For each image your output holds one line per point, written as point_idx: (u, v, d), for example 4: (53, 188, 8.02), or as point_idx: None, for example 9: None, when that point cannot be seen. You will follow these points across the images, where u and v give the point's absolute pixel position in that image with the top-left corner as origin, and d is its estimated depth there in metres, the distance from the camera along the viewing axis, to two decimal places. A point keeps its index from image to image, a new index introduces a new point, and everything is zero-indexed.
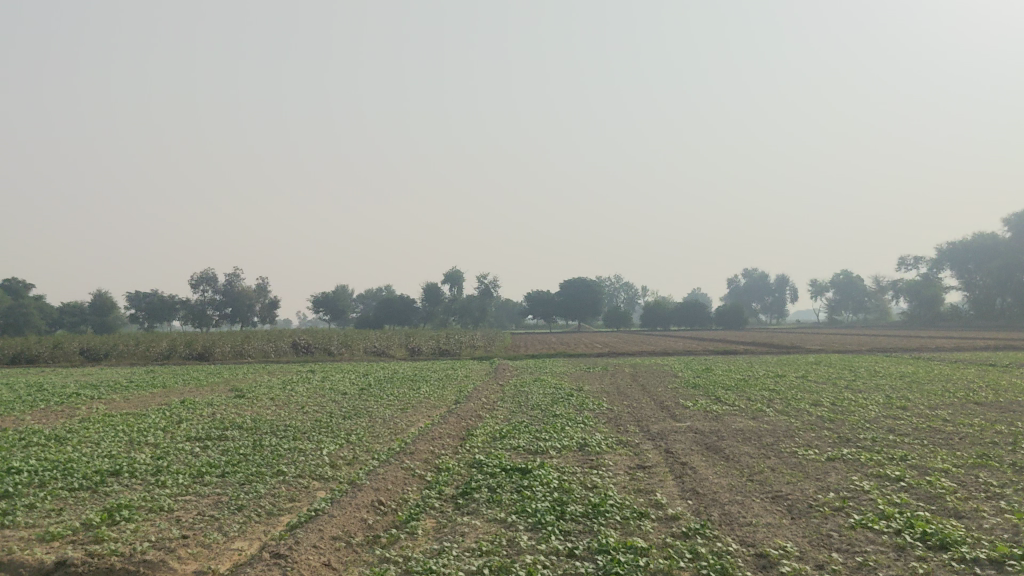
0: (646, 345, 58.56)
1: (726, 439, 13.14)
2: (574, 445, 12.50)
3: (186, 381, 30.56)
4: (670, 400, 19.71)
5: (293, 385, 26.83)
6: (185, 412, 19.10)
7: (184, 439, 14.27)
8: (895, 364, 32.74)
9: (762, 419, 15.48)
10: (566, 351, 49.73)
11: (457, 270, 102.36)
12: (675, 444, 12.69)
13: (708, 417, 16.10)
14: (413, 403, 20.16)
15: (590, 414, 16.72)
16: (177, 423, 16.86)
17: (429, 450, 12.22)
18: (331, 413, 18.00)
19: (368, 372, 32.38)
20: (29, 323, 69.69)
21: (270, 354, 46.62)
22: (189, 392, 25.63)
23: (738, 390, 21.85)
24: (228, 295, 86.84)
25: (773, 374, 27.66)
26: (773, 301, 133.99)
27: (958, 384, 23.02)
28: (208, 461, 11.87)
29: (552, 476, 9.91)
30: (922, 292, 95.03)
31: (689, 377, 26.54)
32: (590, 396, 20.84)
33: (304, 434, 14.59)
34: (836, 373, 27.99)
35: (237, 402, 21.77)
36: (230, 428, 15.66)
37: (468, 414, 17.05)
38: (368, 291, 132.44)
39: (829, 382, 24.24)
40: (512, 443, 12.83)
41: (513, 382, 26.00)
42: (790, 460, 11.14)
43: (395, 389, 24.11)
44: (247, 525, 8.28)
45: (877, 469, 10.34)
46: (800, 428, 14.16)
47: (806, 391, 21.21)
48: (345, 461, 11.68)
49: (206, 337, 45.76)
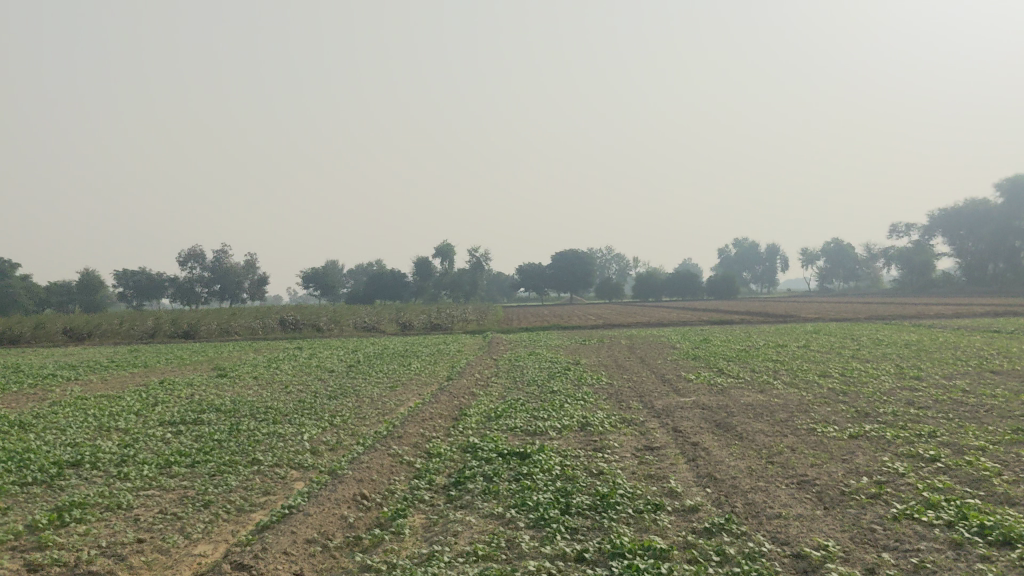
0: (640, 316, 57.63)
1: (737, 415, 12.24)
2: (575, 426, 11.59)
3: (169, 361, 29.58)
4: (671, 373, 18.82)
5: (279, 364, 25.90)
6: (163, 393, 18.15)
7: (157, 424, 13.32)
8: (898, 332, 31.89)
9: (772, 393, 14.63)
10: (560, 323, 48.85)
11: (447, 244, 101.20)
12: (683, 422, 11.79)
13: (714, 391, 15.22)
14: (402, 380, 19.21)
15: (589, 390, 15.80)
16: (152, 407, 15.91)
17: (419, 433, 11.31)
18: (316, 393, 17.05)
19: (357, 349, 31.38)
20: (14, 303, 68.48)
21: (258, 332, 45.57)
22: (171, 372, 24.62)
23: (742, 362, 20.94)
24: (216, 272, 85.79)
25: (774, 344, 26.85)
26: (765, 270, 133.31)
27: (967, 352, 22.24)
28: (177, 449, 10.93)
29: (555, 461, 9.01)
30: (914, 259, 94.27)
31: (689, 349, 25.65)
32: (588, 370, 19.97)
33: (287, 416, 13.66)
34: (838, 342, 27.14)
35: (219, 381, 20.79)
36: (207, 412, 14.71)
37: (461, 392, 16.13)
38: (358, 265, 131.31)
39: (834, 352, 23.38)
40: (508, 424, 11.91)
41: (507, 357, 25.04)
42: (810, 439, 10.26)
43: (384, 365, 23.17)
44: (214, 526, 7.39)
45: (907, 448, 9.46)
46: (814, 402, 13.28)
47: (811, 362, 20.39)
48: (327, 448, 10.76)
49: (191, 315, 44.78)
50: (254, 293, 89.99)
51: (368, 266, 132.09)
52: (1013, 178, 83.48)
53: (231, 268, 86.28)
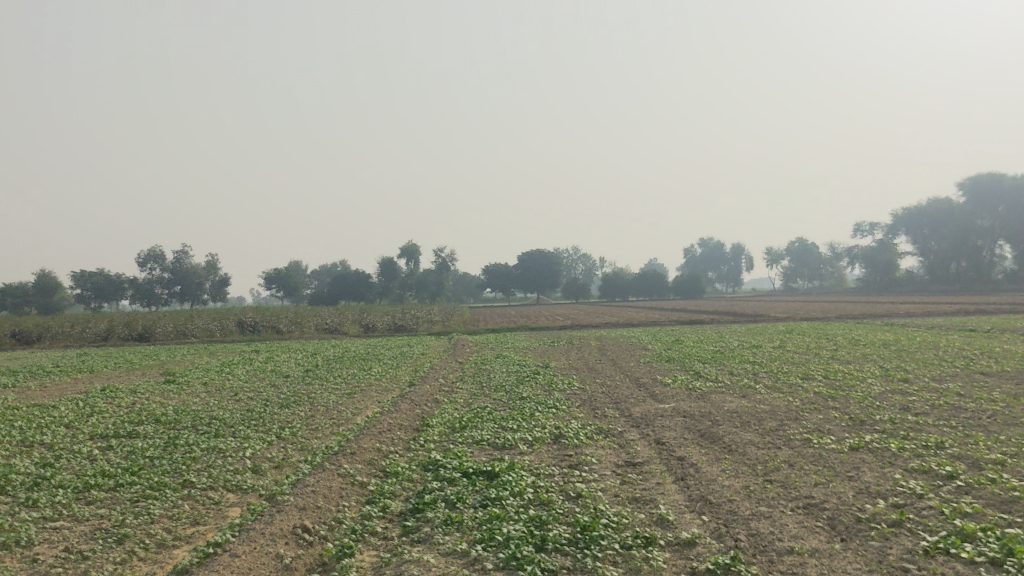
0: (608, 316, 56.88)
1: (723, 424, 11.28)
2: (547, 438, 10.54)
3: (119, 365, 28.10)
4: (646, 376, 17.83)
5: (234, 368, 24.59)
6: (102, 402, 16.82)
7: (86, 439, 12.02)
8: (872, 331, 31.25)
9: (756, 398, 13.66)
10: (526, 324, 47.88)
11: (413, 244, 99.79)
12: (665, 432, 10.77)
13: (694, 396, 14.24)
14: (360, 386, 18.01)
15: (561, 396, 14.75)
16: (87, 417, 14.56)
17: (374, 448, 10.18)
18: (267, 401, 15.81)
19: (317, 351, 30.13)
20: None
21: (215, 334, 44.15)
22: (117, 378, 23.24)
23: (719, 364, 20.04)
24: (177, 273, 83.83)
25: (749, 345, 26.04)
26: (730, 269, 133.38)
27: (949, 351, 21.55)
28: (102, 468, 9.69)
29: (526, 481, 7.95)
30: (878, 258, 94.57)
31: (662, 350, 24.71)
32: (557, 374, 18.94)
33: (231, 429, 12.43)
34: (814, 342, 26.37)
35: (165, 389, 19.41)
36: (145, 422, 13.42)
37: (423, 399, 15.00)
38: (322, 265, 129.49)
39: (812, 352, 22.53)
40: (473, 436, 10.81)
41: (472, 360, 23.95)
42: (808, 453, 9.29)
43: (344, 370, 21.98)
44: (124, 569, 6.23)
45: (917, 462, 8.54)
46: (803, 409, 12.31)
47: (791, 363, 19.55)
48: (271, 466, 9.65)
49: (146, 316, 43.19)
50: (216, 294, 88.02)
51: (331, 267, 130.25)
52: (975, 177, 83.73)
53: (191, 268, 84.63)
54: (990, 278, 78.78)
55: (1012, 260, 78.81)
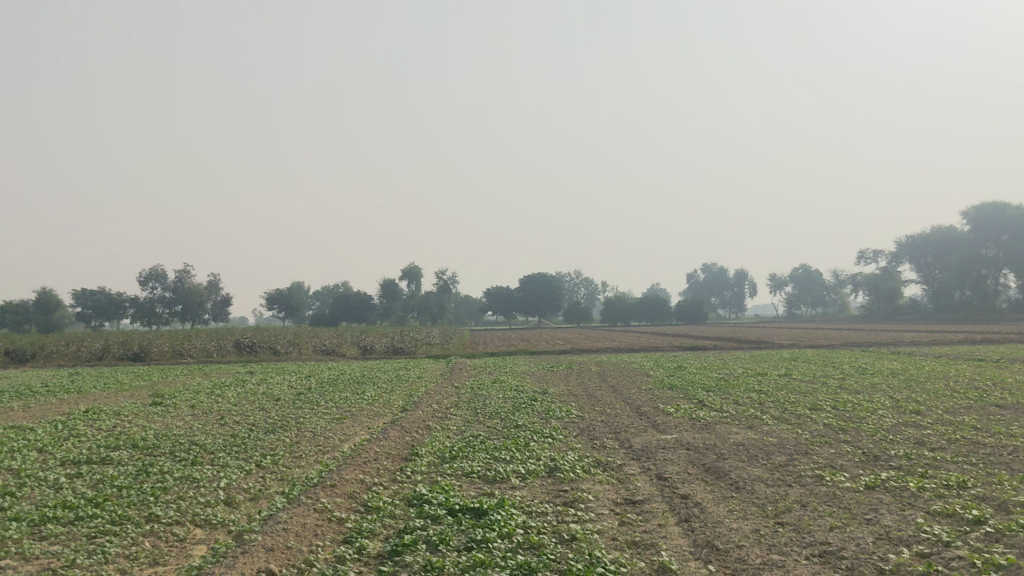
0: (611, 341, 56.20)
1: (728, 458, 10.65)
2: (541, 470, 9.92)
3: (107, 386, 27.40)
4: (648, 404, 17.18)
5: (223, 390, 23.90)
6: (82, 425, 16.16)
7: (56, 464, 11.35)
8: (878, 360, 30.53)
9: (763, 430, 13.02)
10: (527, 348, 47.22)
11: (414, 266, 99.21)
12: (667, 466, 10.15)
13: (698, 426, 13.60)
14: (351, 411, 17.35)
15: (559, 424, 14.10)
16: (63, 441, 13.89)
17: (357, 479, 9.56)
18: (251, 426, 15.15)
19: (311, 374, 29.45)
20: None
21: (212, 354, 43.53)
22: (103, 399, 22.56)
23: (723, 392, 19.38)
24: (178, 292, 83.27)
25: (753, 372, 25.39)
26: (733, 295, 132.69)
27: (960, 382, 20.88)
28: (65, 497, 9.06)
29: (516, 520, 7.32)
30: (881, 286, 93.84)
31: (664, 376, 24.04)
32: (556, 401, 18.27)
33: (210, 456, 11.80)
34: (820, 371, 25.66)
35: (150, 411, 18.73)
36: (122, 448, 12.75)
37: (415, 425, 14.37)
38: (323, 287, 128.93)
39: (819, 381, 21.86)
40: (462, 467, 10.19)
41: (469, 384, 23.33)
42: (821, 492, 8.66)
43: (335, 393, 21.30)
44: None
45: (940, 504, 7.90)
46: (813, 442, 11.67)
47: (797, 393, 18.90)
48: (246, 499, 9.04)
49: (141, 335, 42.51)
50: (217, 315, 87.46)
51: (333, 288, 129.70)
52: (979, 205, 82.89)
53: (192, 288, 84.01)
54: (994, 307, 78.00)
55: (1017, 289, 77.98)
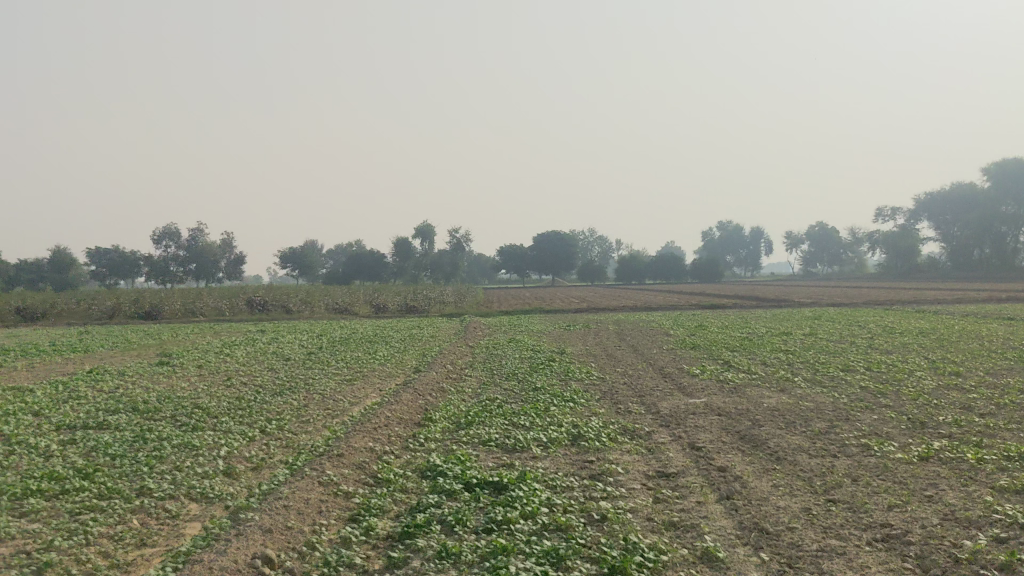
0: (628, 299, 55.44)
1: (765, 425, 9.92)
2: (564, 439, 9.21)
3: (116, 345, 26.83)
4: (672, 366, 16.46)
5: (233, 349, 23.29)
6: (84, 386, 15.57)
7: (52, 430, 10.72)
8: (905, 319, 29.63)
9: (797, 393, 12.28)
10: (542, 307, 46.49)
11: (427, 224, 98.35)
12: (699, 434, 9.44)
13: (727, 390, 12.86)
14: (363, 372, 16.69)
15: (579, 387, 13.41)
16: (63, 403, 13.29)
17: (366, 448, 8.88)
18: (259, 387, 14.51)
19: (323, 332, 28.90)
20: None
21: (224, 313, 43.07)
22: (110, 359, 21.97)
23: (749, 352, 18.63)
24: (192, 251, 82.73)
25: (776, 331, 24.60)
26: (748, 254, 131.42)
27: (995, 342, 20.05)
28: (53, 467, 8.42)
29: (539, 497, 6.63)
30: (899, 244, 92.26)
31: (685, 336, 23.28)
32: (575, 361, 17.56)
33: (212, 420, 11.15)
34: (846, 330, 24.81)
35: (156, 372, 18.10)
36: (122, 412, 12.12)
37: (428, 387, 13.68)
38: (336, 246, 128.29)
39: (847, 341, 21.05)
40: (478, 435, 9.49)
41: (485, 343, 22.66)
42: (871, 464, 7.93)
43: (347, 353, 20.64)
44: None
45: (1007, 479, 7.15)
46: (853, 408, 10.91)
47: (825, 353, 18.15)
48: (247, 469, 8.40)
49: (153, 294, 41.98)
50: (230, 273, 86.98)
51: (346, 247, 129.05)
52: (1000, 161, 81.07)
53: (206, 246, 83.48)
54: (1014, 265, 76.49)
55: None
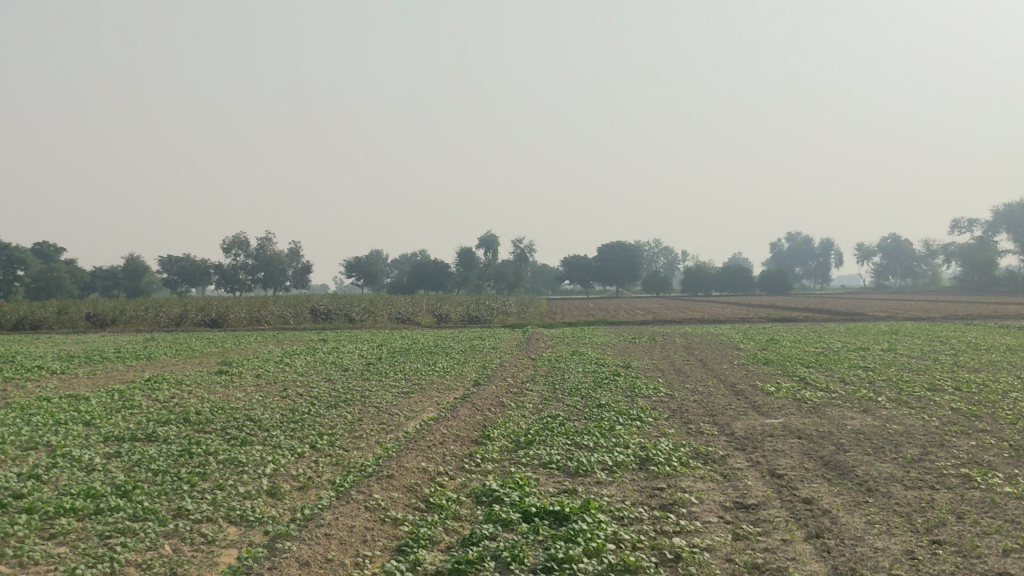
0: (693, 311, 54.24)
1: (850, 450, 9.11)
2: (631, 463, 8.53)
3: (179, 352, 26.85)
4: (744, 382, 15.64)
5: (293, 358, 23.06)
6: (140, 395, 15.36)
7: (99, 441, 10.40)
8: (988, 334, 28.20)
9: (884, 415, 11.39)
10: (607, 318, 45.74)
11: (491, 235, 98.17)
12: (779, 459, 8.69)
13: (806, 410, 12.03)
14: (421, 385, 16.18)
15: (646, 404, 12.71)
16: (116, 413, 13.04)
17: (420, 468, 8.32)
18: (314, 399, 14.10)
19: (384, 342, 28.60)
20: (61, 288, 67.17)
21: (289, 321, 43.18)
22: (171, 366, 21.88)
23: (825, 369, 17.69)
24: (260, 260, 83.61)
25: (852, 346, 23.51)
26: (818, 266, 128.51)
27: None
28: (92, 483, 8.02)
29: (605, 531, 5.99)
30: (976, 257, 89.12)
31: (757, 351, 22.35)
32: (641, 376, 16.82)
33: (262, 434, 10.72)
34: (928, 346, 23.58)
35: (214, 381, 17.85)
36: (173, 423, 11.79)
37: (487, 402, 13.10)
38: (402, 256, 128.90)
39: (931, 358, 19.89)
40: (539, 457, 8.87)
41: (547, 356, 22.03)
42: (976, 498, 7.10)
43: (406, 364, 20.23)
44: None
45: None
46: (947, 432, 10.00)
47: (909, 370, 17.11)
48: (293, 489, 7.90)
49: (219, 301, 42.30)
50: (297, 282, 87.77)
51: (411, 257, 129.60)
52: None
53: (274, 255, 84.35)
54: None
55: None
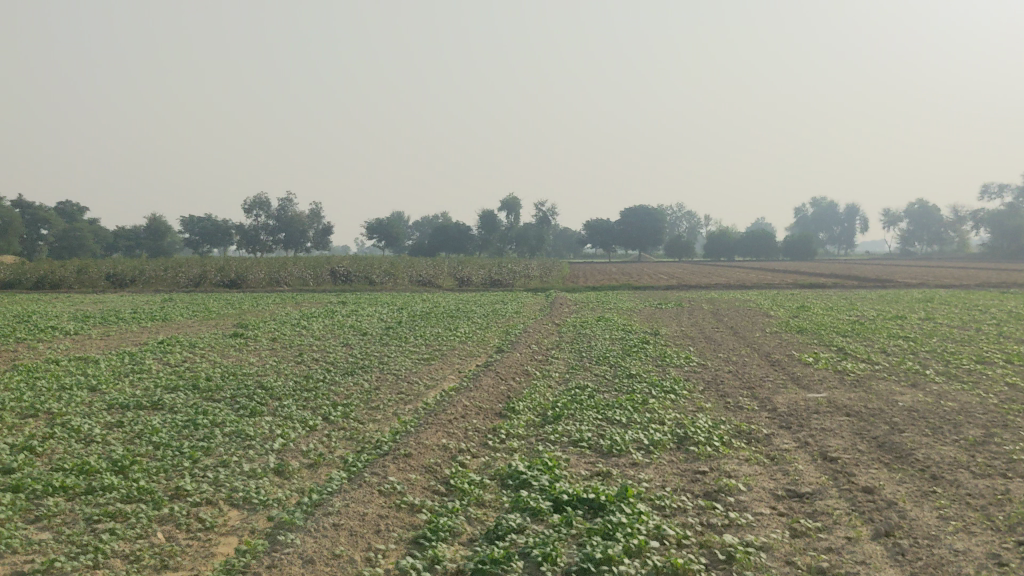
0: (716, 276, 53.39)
1: (907, 430, 8.38)
2: (669, 442, 7.85)
3: (195, 313, 26.34)
4: (780, 352, 14.89)
5: (310, 321, 22.48)
6: (150, 358, 14.83)
7: (102, 410, 9.83)
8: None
9: (936, 390, 10.63)
10: (631, 282, 44.93)
11: (513, 197, 97.19)
12: (830, 440, 7.98)
13: (850, 384, 11.27)
14: (441, 351, 15.53)
15: (679, 375, 12.02)
16: (124, 378, 12.48)
17: (438, 446, 7.68)
18: (329, 365, 13.49)
19: (404, 306, 27.98)
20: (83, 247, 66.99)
21: (309, 282, 42.69)
22: (185, 328, 21.37)
23: (863, 338, 16.88)
24: (281, 221, 83.14)
25: (889, 314, 22.63)
26: (843, 232, 126.68)
27: None
28: (85, 457, 7.43)
29: (648, 525, 5.33)
30: (1005, 223, 87.10)
31: (789, 318, 21.52)
32: (671, 344, 16.09)
33: (274, 404, 10.11)
34: (968, 315, 22.65)
35: (228, 344, 17.29)
36: (181, 390, 11.21)
37: (510, 370, 12.42)
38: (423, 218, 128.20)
39: (974, 328, 19.00)
40: (567, 434, 8.20)
41: (572, 321, 21.34)
42: None
43: (426, 328, 19.63)
44: None
45: None
46: (1008, 411, 9.25)
47: (955, 341, 16.26)
48: (303, 467, 7.29)
49: (238, 262, 41.83)
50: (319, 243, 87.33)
51: (432, 219, 128.94)
52: None
53: (295, 216, 83.85)
54: None
55: None
